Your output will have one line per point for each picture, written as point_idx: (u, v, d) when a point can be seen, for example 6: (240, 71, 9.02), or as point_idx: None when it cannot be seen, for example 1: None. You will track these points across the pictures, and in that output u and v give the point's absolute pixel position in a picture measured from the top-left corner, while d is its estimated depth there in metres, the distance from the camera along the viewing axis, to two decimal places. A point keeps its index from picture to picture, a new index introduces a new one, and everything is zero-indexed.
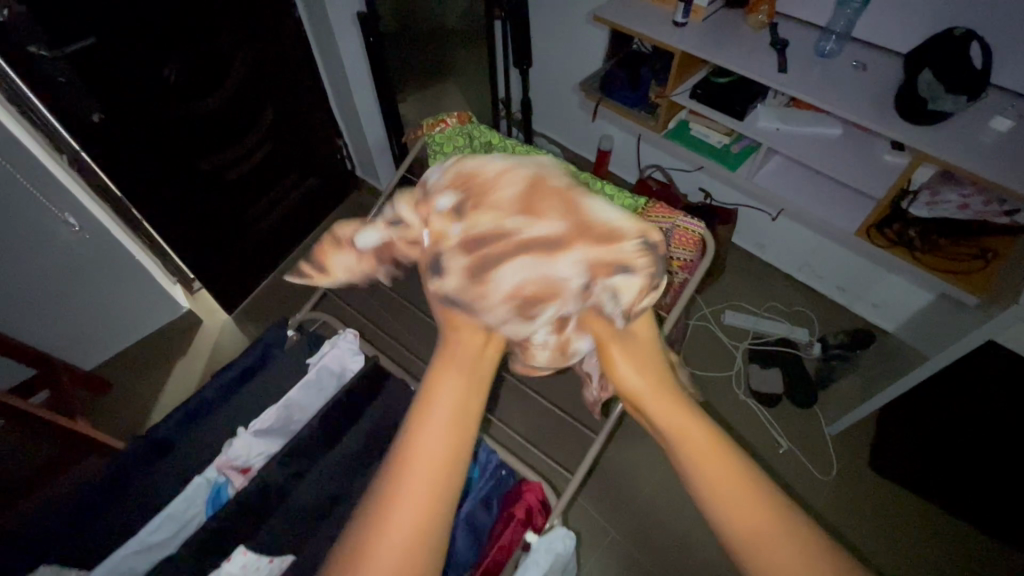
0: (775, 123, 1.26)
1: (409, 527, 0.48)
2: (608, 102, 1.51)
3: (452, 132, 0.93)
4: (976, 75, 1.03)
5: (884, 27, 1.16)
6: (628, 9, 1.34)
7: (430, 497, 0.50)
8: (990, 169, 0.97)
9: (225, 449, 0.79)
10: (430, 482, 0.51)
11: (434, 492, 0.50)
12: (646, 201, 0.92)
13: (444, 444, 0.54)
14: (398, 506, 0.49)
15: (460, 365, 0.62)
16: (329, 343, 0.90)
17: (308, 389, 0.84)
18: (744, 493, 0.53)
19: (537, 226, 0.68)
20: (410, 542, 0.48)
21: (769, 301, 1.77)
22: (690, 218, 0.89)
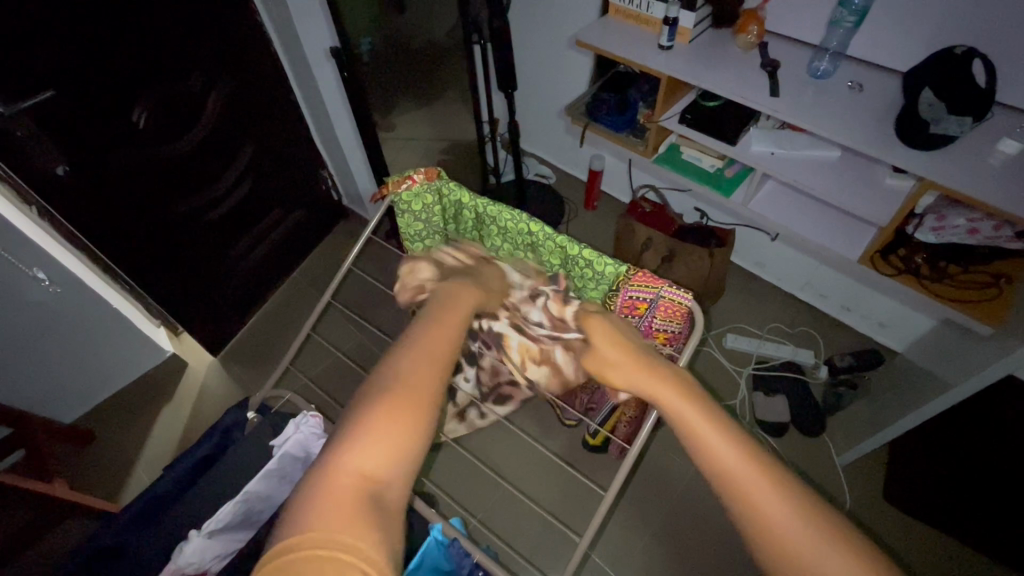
0: (770, 147, 1.20)
1: (404, 400, 0.55)
2: (596, 126, 1.45)
3: (420, 191, 0.95)
4: (981, 92, 0.97)
5: (880, 45, 1.10)
6: (611, 31, 1.29)
7: (429, 382, 0.58)
8: (1001, 197, 0.91)
9: (176, 554, 0.75)
10: (428, 370, 0.59)
11: (426, 380, 0.58)
12: (628, 269, 0.83)
13: (440, 345, 0.63)
14: (403, 384, 0.57)
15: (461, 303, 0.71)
16: (293, 425, 0.85)
17: (269, 480, 0.80)
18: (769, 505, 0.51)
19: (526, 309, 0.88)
20: (425, 400, 0.57)
21: (772, 322, 1.71)
22: (677, 289, 0.80)
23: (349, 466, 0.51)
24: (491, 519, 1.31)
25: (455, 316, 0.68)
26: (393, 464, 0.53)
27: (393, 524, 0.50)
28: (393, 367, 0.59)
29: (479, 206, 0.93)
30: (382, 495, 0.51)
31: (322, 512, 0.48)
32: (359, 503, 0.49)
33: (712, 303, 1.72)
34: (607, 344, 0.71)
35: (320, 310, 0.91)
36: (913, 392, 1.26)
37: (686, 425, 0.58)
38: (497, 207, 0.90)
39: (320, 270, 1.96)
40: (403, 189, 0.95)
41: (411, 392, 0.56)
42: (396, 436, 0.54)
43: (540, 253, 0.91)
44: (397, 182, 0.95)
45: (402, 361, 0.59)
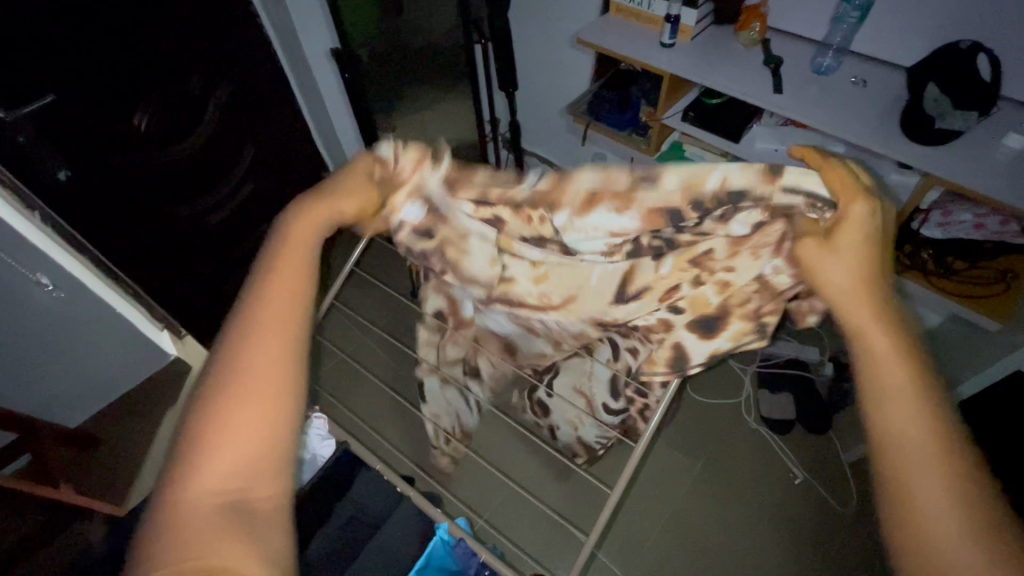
0: (773, 144, 1.20)
1: (251, 397, 0.47)
2: (598, 126, 1.45)
3: None
4: (986, 87, 0.97)
5: (884, 40, 1.10)
6: (612, 30, 1.29)
7: (270, 367, 0.49)
8: (1007, 190, 0.90)
9: None
10: (273, 353, 0.49)
11: (274, 363, 0.49)
12: None
13: (283, 309, 0.51)
14: (235, 382, 0.48)
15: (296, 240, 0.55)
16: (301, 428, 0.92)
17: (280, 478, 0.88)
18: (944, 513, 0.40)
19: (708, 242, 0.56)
20: (271, 391, 0.48)
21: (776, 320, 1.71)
22: None
23: (202, 480, 0.45)
24: (495, 521, 1.30)
25: (297, 260, 0.54)
26: (258, 463, 0.47)
27: (277, 523, 0.46)
28: (233, 358, 0.49)
29: None
30: (252, 501, 0.45)
31: (181, 539, 0.42)
32: (222, 522, 0.43)
33: None
34: (846, 251, 0.47)
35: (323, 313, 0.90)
36: None
37: (890, 396, 0.43)
38: None
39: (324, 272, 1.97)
40: None
41: (258, 384, 0.48)
42: (252, 438, 0.46)
43: None
44: None
45: (236, 349, 0.49)
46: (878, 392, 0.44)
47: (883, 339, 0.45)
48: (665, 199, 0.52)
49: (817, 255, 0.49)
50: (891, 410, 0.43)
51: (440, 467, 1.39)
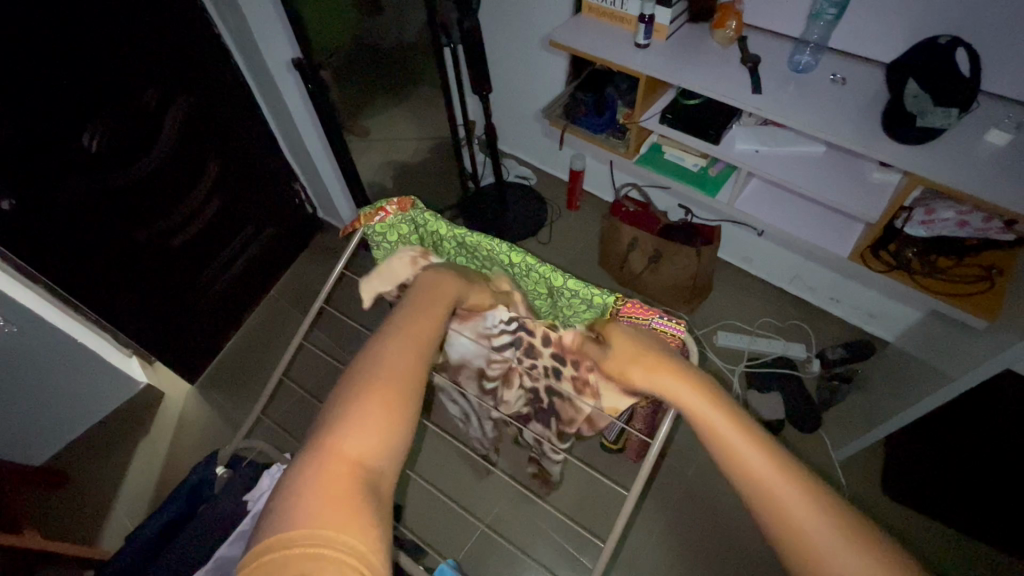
0: (754, 145, 1.17)
1: (378, 394, 0.53)
2: (575, 129, 1.41)
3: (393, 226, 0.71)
4: (966, 83, 0.95)
5: (862, 35, 1.07)
6: (585, 30, 1.25)
7: (403, 368, 0.56)
8: (991, 190, 0.88)
9: None
10: (407, 359, 0.56)
11: (409, 370, 0.56)
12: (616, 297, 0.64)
13: (418, 328, 0.60)
14: (374, 373, 0.54)
15: (441, 295, 0.65)
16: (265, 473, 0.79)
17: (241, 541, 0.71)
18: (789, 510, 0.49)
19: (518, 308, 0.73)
20: (401, 386, 0.54)
21: (762, 316, 1.70)
22: (669, 318, 0.62)
23: (339, 456, 0.49)
24: (475, 562, 1.27)
25: (435, 301, 0.64)
26: (387, 453, 0.51)
27: (389, 511, 0.49)
28: (376, 359, 0.56)
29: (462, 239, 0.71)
30: (377, 485, 0.49)
31: (316, 508, 0.45)
32: (349, 487, 0.47)
33: (699, 302, 1.71)
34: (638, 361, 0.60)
35: (291, 353, 0.84)
36: (907, 386, 1.24)
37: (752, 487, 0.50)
38: (476, 236, 0.68)
39: (301, 284, 1.91)
40: (376, 222, 0.72)
41: (395, 383, 0.54)
42: (384, 426, 0.51)
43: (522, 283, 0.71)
44: (365, 214, 0.72)
45: (379, 349, 0.57)
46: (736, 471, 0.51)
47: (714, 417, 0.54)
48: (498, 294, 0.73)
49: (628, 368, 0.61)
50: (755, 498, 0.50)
51: (412, 511, 1.34)
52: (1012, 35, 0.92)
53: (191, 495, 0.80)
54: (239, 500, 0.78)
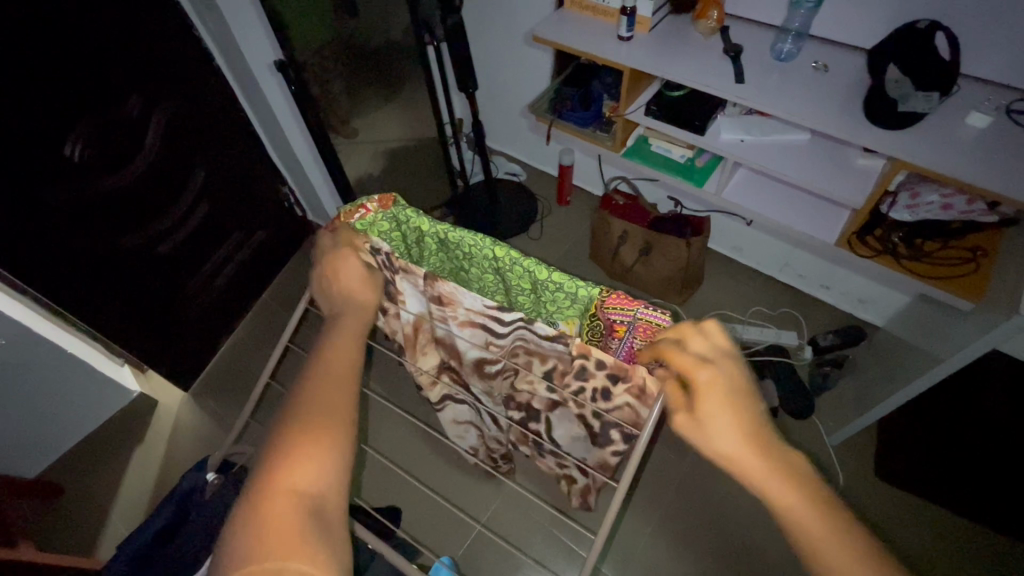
0: (739, 135, 1.17)
1: (311, 425, 0.54)
2: (561, 124, 1.42)
3: (375, 223, 0.70)
4: (947, 67, 0.96)
5: (842, 22, 1.07)
6: (569, 24, 1.25)
7: (333, 394, 0.57)
8: (972, 173, 0.89)
9: None
10: (337, 387, 0.57)
11: (340, 399, 0.57)
12: (600, 288, 0.62)
13: (342, 354, 0.60)
14: (304, 406, 0.55)
15: (354, 314, 0.64)
16: None
17: None
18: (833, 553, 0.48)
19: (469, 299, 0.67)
20: (334, 414, 0.55)
21: (754, 305, 1.71)
22: (655, 306, 0.59)
23: (282, 491, 0.50)
24: (475, 558, 1.27)
25: (354, 321, 0.64)
26: (327, 480, 0.52)
27: (339, 538, 0.50)
28: (307, 391, 0.57)
29: (443, 236, 0.68)
30: (322, 509, 0.50)
31: (255, 550, 0.47)
32: (292, 520, 0.48)
33: (691, 293, 1.72)
34: (705, 416, 0.54)
35: (277, 357, 0.83)
36: (897, 370, 1.25)
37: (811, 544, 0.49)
38: (458, 232, 0.66)
39: (293, 288, 1.91)
40: (357, 220, 0.71)
41: (328, 414, 0.55)
42: (317, 453, 0.52)
43: (505, 280, 0.68)
44: (348, 212, 0.71)
45: (305, 380, 0.58)
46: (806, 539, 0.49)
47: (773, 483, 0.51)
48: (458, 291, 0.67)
49: (687, 426, 0.55)
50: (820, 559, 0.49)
51: (410, 513, 1.34)
52: (989, 18, 0.93)
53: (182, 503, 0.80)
54: (232, 507, 0.77)
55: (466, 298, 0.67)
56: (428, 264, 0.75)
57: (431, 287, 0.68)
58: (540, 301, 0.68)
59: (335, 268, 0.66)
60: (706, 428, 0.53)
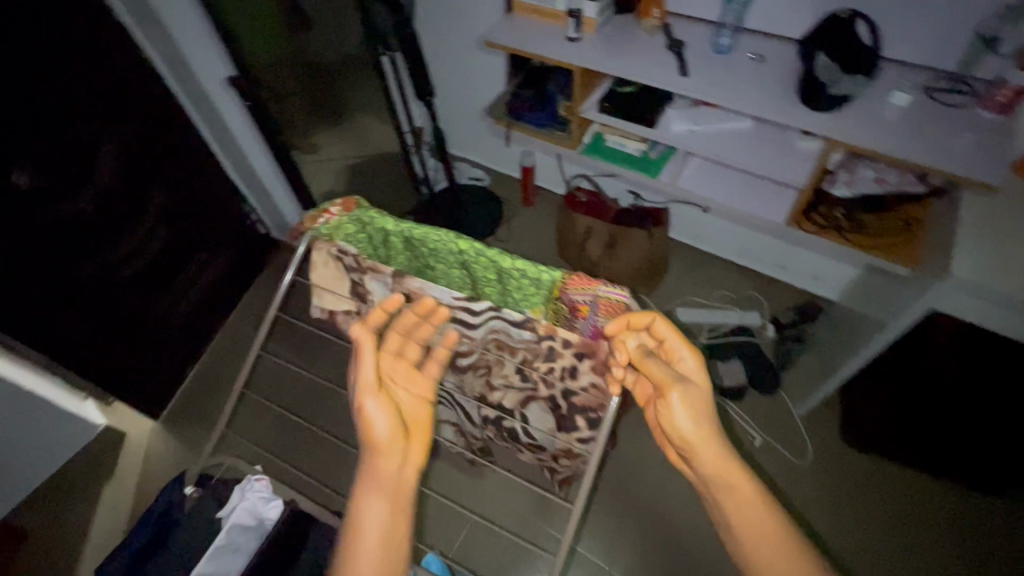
0: (688, 126, 1.23)
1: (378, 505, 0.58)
2: (520, 125, 1.46)
3: (339, 226, 0.70)
4: (867, 52, 1.04)
5: (773, 15, 1.14)
6: (519, 28, 1.29)
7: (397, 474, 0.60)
8: (898, 148, 0.97)
9: None
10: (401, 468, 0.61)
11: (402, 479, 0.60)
12: (562, 272, 0.64)
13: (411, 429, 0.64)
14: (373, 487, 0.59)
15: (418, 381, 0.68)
16: (238, 491, 0.80)
17: (216, 557, 0.72)
18: (772, 534, 0.57)
19: (440, 294, 0.70)
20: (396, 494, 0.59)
21: (718, 290, 1.78)
22: (612, 284, 0.64)
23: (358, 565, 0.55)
24: (468, 556, 1.27)
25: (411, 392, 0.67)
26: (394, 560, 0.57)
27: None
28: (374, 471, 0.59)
29: (407, 234, 0.69)
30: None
31: None
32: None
33: (658, 282, 1.78)
34: (700, 390, 0.62)
35: (251, 366, 0.84)
36: (852, 338, 1.33)
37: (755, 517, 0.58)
38: (421, 229, 0.67)
39: (262, 307, 1.89)
40: (322, 224, 0.71)
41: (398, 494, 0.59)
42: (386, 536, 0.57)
43: (472, 273, 0.70)
44: (313, 216, 0.71)
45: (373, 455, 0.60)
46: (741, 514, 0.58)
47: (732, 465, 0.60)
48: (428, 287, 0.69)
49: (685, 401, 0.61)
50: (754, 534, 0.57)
51: None
52: (902, 5, 1.01)
53: (162, 519, 0.79)
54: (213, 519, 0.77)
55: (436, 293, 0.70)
56: (396, 263, 0.76)
57: (400, 285, 0.70)
58: (506, 291, 0.70)
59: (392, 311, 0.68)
60: (700, 401, 0.61)
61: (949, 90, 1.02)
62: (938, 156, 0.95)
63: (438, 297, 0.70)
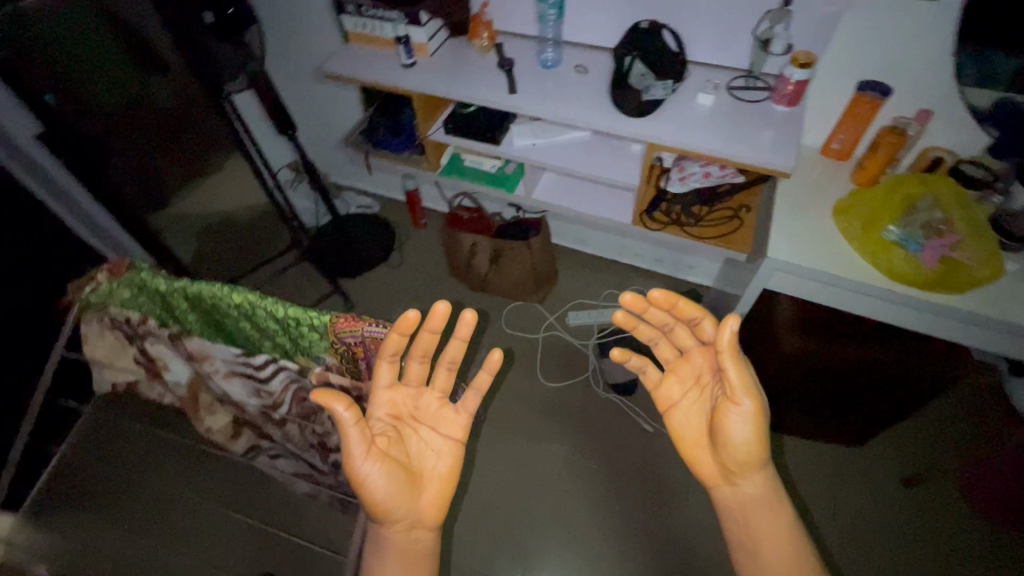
0: (531, 139, 1.25)
1: (404, 549, 0.66)
2: (378, 152, 1.44)
3: (107, 292, 0.65)
4: (675, 57, 1.10)
5: (589, 29, 1.20)
6: (355, 58, 1.29)
7: (429, 516, 0.67)
8: (710, 146, 1.03)
9: None
10: (428, 510, 0.68)
11: (430, 517, 0.67)
12: (329, 315, 0.62)
13: (435, 479, 0.68)
14: (399, 535, 0.66)
15: (444, 427, 0.69)
16: None
17: None
18: (774, 532, 0.73)
19: (221, 350, 0.69)
20: (422, 532, 0.68)
21: (605, 289, 1.83)
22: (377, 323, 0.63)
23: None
24: None
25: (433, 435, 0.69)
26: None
27: None
28: (407, 520, 0.66)
29: (183, 292, 0.65)
30: None
31: None
32: None
33: (548, 288, 1.82)
34: (755, 420, 0.71)
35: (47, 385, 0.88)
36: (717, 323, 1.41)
37: (764, 510, 0.74)
38: (194, 286, 0.64)
39: None
40: (91, 291, 0.66)
41: (417, 535, 0.67)
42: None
43: (257, 327, 0.67)
44: (80, 284, 0.67)
45: (408, 506, 0.66)
46: (764, 502, 0.74)
47: (763, 472, 0.74)
48: (208, 346, 0.69)
49: (737, 418, 0.71)
50: (758, 525, 0.74)
51: None
52: (694, 14, 1.08)
53: None
54: None
55: (218, 350, 0.69)
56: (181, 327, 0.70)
57: (183, 345, 0.69)
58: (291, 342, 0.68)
59: (422, 343, 0.65)
60: (753, 421, 0.71)
61: (749, 87, 1.11)
62: (744, 150, 1.02)
63: (221, 355, 0.69)
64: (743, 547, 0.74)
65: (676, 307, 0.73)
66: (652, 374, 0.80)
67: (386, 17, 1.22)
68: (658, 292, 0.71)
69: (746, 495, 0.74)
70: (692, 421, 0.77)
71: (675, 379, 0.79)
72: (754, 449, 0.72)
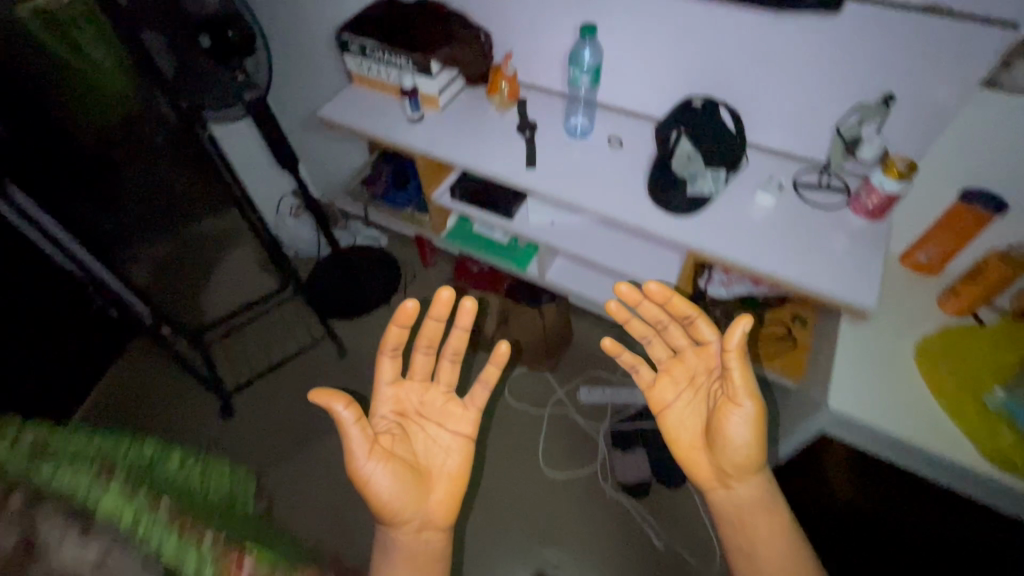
0: (550, 217, 1.07)
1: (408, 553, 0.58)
2: (378, 206, 1.28)
3: None
4: (732, 144, 0.90)
5: (629, 94, 1.01)
6: (356, 103, 1.12)
7: (441, 514, 0.60)
8: (771, 264, 0.82)
9: None
10: (436, 503, 0.61)
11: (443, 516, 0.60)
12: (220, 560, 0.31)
13: (448, 472, 0.62)
14: (403, 537, 0.58)
15: (452, 420, 0.65)
16: None
17: None
18: (781, 552, 0.56)
19: None
20: (429, 535, 0.59)
21: (623, 363, 1.62)
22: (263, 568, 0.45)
23: None
24: None
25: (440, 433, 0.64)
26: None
27: None
28: (415, 517, 0.59)
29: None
30: None
31: None
32: None
33: (559, 357, 1.62)
34: (750, 411, 0.56)
35: None
36: None
37: (768, 526, 0.58)
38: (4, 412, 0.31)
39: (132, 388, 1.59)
40: None
41: (428, 542, 0.59)
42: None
43: None
44: None
45: (415, 504, 0.59)
46: (768, 519, 0.58)
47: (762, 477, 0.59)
48: None
49: (730, 413, 0.57)
50: (757, 544, 0.57)
51: None
52: (760, 93, 0.88)
53: None
54: None
55: None
56: None
57: None
58: None
59: (429, 333, 0.62)
60: (749, 412, 0.56)
61: (822, 187, 0.90)
62: (814, 273, 0.81)
63: None
64: (741, 564, 0.57)
65: (668, 303, 0.61)
66: (643, 374, 0.65)
67: (393, 62, 1.05)
68: (652, 284, 0.59)
69: (750, 506, 0.58)
70: (685, 422, 0.63)
71: (668, 381, 0.64)
72: (751, 449, 0.57)
